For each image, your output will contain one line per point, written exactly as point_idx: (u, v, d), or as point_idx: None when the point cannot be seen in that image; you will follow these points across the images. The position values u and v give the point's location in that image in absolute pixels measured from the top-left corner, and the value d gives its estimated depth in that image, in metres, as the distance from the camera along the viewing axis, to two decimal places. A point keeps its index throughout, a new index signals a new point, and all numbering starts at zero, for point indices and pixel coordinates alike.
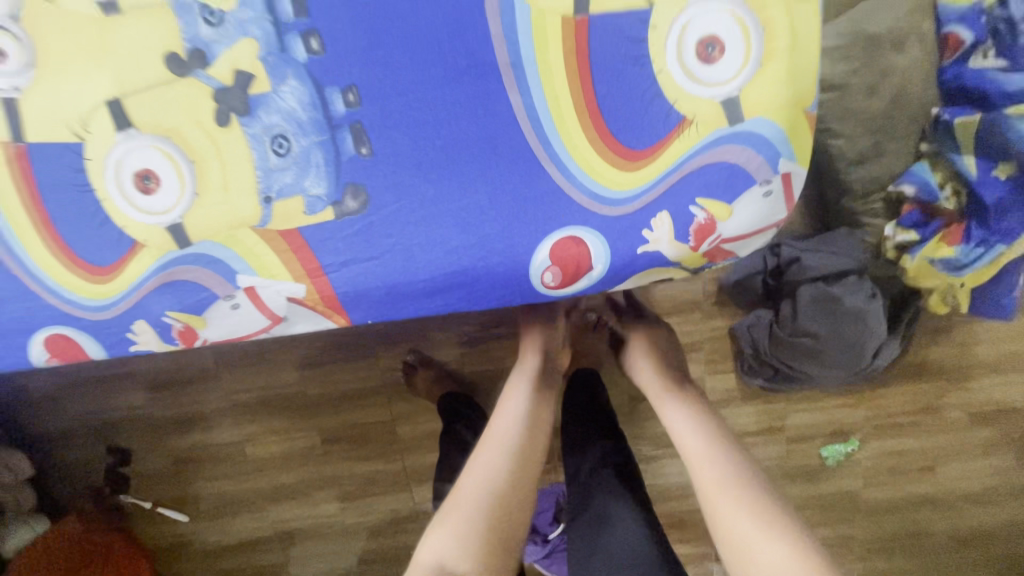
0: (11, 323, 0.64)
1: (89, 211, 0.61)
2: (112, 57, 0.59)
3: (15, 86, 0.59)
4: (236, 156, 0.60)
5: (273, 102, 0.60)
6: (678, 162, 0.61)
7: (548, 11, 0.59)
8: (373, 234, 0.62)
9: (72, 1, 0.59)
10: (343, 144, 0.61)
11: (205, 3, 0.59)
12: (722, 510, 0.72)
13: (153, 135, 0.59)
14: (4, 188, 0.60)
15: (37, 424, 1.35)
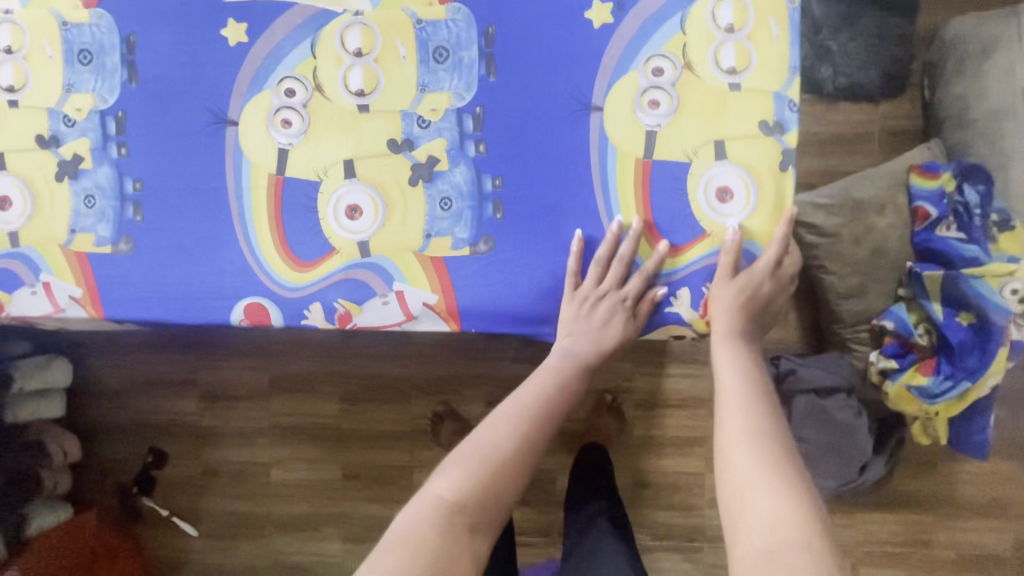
0: (212, 293, 0.71)
1: (310, 225, 0.71)
2: (356, 134, 0.72)
3: (289, 141, 0.71)
4: (414, 209, 0.72)
5: (447, 178, 0.72)
6: (701, 257, 0.73)
7: (628, 151, 0.72)
8: (494, 271, 0.72)
9: (336, 92, 0.71)
10: (486, 212, 0.72)
11: (422, 111, 0.72)
12: (745, 477, 0.66)
13: (371, 185, 0.71)
14: (257, 199, 0.71)
15: (94, 414, 1.48)
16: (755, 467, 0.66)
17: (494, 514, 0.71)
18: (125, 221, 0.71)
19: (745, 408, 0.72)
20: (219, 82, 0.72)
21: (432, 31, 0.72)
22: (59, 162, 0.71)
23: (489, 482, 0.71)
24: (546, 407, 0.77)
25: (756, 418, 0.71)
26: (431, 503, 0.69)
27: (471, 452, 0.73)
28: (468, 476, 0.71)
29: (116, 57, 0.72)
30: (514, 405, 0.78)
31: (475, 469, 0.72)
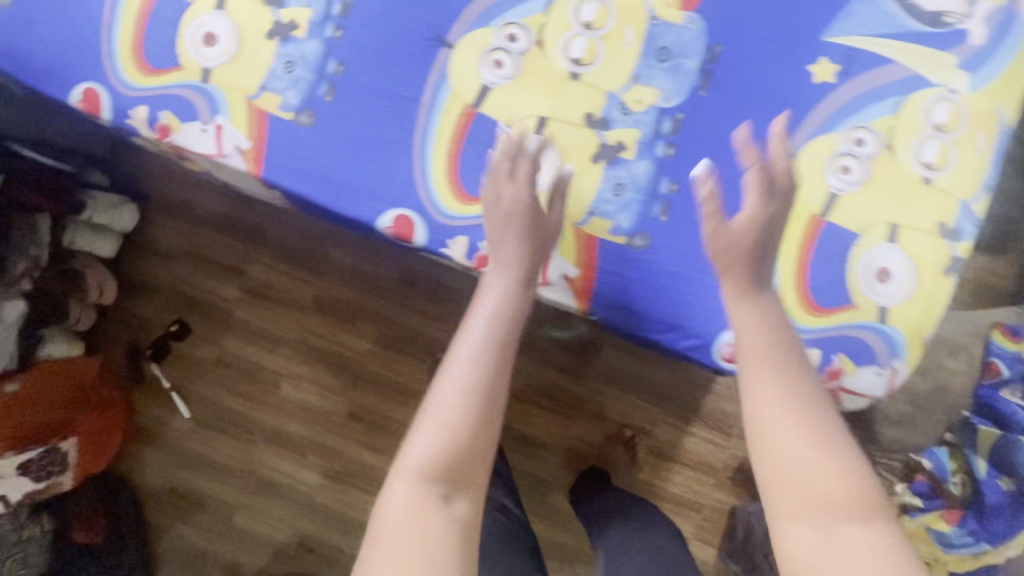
0: (374, 194, 0.72)
1: (484, 163, 0.73)
2: (561, 98, 0.74)
3: (495, 80, 0.73)
4: (589, 184, 0.75)
5: (628, 167, 0.75)
6: (840, 323, 0.74)
7: (804, 205, 0.76)
8: (637, 267, 0.74)
9: (558, 55, 0.75)
10: (653, 211, 0.75)
11: (627, 100, 0.75)
12: (795, 449, 0.58)
13: (557, 148, 0.74)
14: (448, 124, 0.73)
15: (134, 267, 1.47)
16: (809, 460, 0.57)
17: (472, 473, 0.60)
18: (314, 96, 0.72)
19: (780, 376, 0.61)
20: (451, 5, 0.73)
21: (661, 31, 0.76)
22: (274, 22, 0.71)
23: (458, 439, 0.60)
24: (492, 341, 0.64)
25: (800, 398, 0.60)
26: (405, 489, 0.58)
27: (430, 413, 0.61)
28: (437, 438, 0.60)
29: None
30: (459, 352, 0.64)
31: (442, 428, 0.60)
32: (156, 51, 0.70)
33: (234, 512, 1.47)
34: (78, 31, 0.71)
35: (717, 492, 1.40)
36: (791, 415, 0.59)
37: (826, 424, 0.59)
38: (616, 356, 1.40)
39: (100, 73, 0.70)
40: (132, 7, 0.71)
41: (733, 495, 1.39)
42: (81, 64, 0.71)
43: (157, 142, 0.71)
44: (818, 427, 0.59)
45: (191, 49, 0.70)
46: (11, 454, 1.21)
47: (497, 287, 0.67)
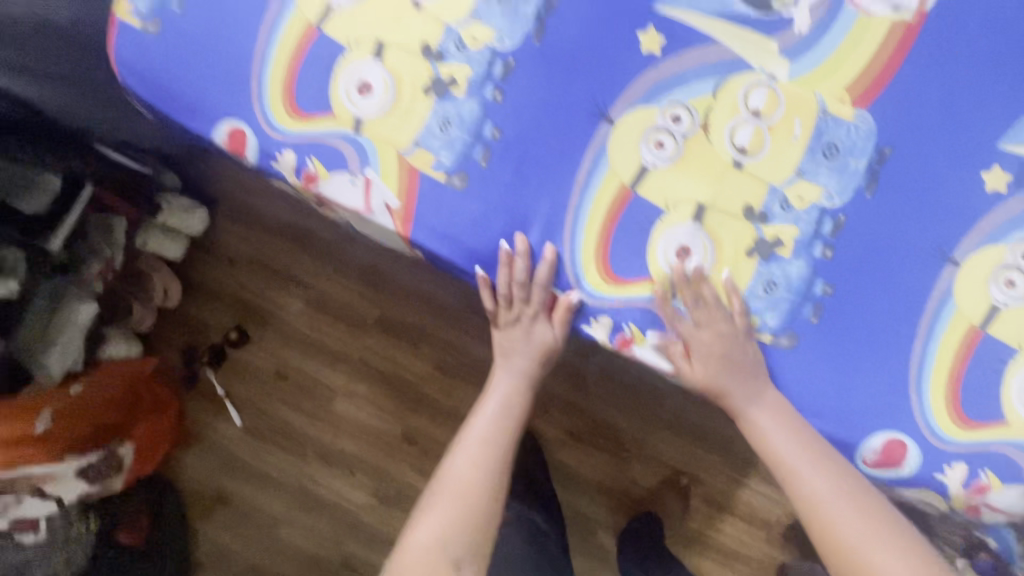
0: (513, 265, 0.66)
1: (633, 246, 0.65)
2: (721, 185, 0.65)
3: (654, 161, 0.65)
4: (739, 279, 0.65)
5: (784, 265, 0.65)
6: (992, 440, 0.63)
7: (964, 314, 0.64)
8: (783, 376, 0.65)
9: (724, 135, 0.65)
10: (803, 311, 0.65)
11: (792, 193, 0.65)
12: (857, 537, 0.62)
13: (710, 237, 0.65)
14: (599, 203, 0.65)
15: (197, 270, 1.45)
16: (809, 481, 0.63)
17: (479, 543, 0.74)
18: (469, 159, 0.66)
19: (819, 472, 0.62)
20: (616, 77, 0.66)
21: (832, 126, 0.65)
22: (433, 77, 0.66)
23: (469, 515, 0.74)
24: (499, 435, 0.79)
25: (834, 477, 0.63)
26: (421, 554, 0.72)
27: (446, 498, 0.74)
28: (456, 510, 0.74)
29: (533, 8, 0.66)
30: (472, 438, 0.79)
31: (458, 503, 0.74)
32: (309, 95, 0.66)
33: (280, 524, 1.47)
34: (226, 66, 0.67)
35: (768, 547, 1.39)
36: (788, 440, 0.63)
37: (815, 439, 0.64)
38: (677, 401, 1.41)
39: (247, 111, 0.67)
40: (286, 43, 0.67)
41: (783, 552, 1.39)
42: (227, 101, 0.67)
43: (301, 189, 0.68)
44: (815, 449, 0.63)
45: (345, 97, 0.66)
46: (72, 458, 1.19)
47: (501, 384, 0.82)
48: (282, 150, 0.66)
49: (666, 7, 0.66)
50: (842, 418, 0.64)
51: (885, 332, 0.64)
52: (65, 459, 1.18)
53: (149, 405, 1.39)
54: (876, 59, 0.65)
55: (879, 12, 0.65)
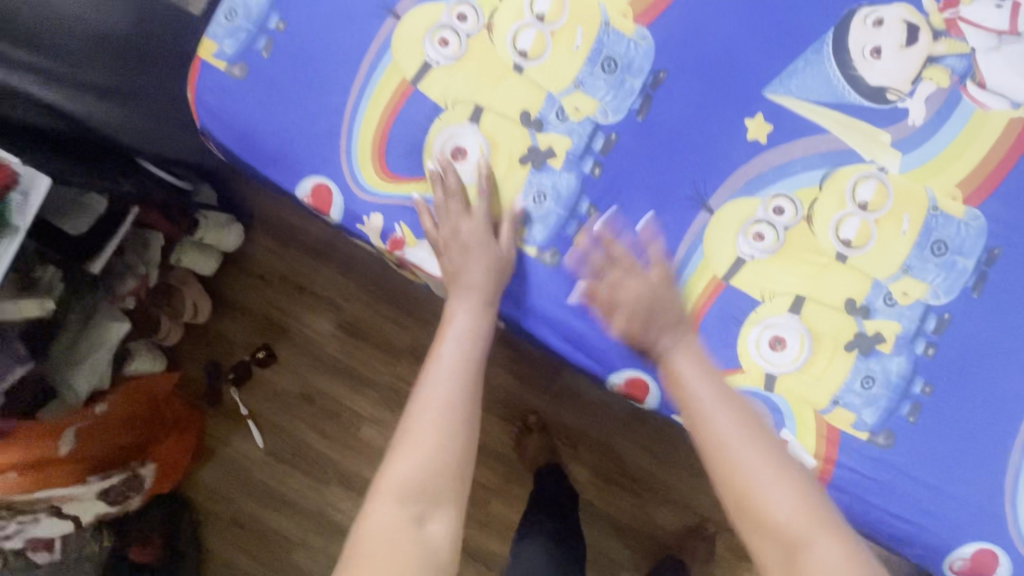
0: (600, 345, 0.63)
1: (726, 338, 0.62)
2: (823, 279, 0.62)
3: (753, 251, 0.63)
4: (835, 374, 0.62)
5: (882, 361, 0.62)
6: None
7: None
8: (874, 474, 0.61)
9: (829, 227, 0.63)
10: (900, 410, 0.62)
11: (895, 289, 0.62)
12: (766, 482, 0.51)
13: (807, 328, 0.62)
14: (694, 289, 0.63)
15: (226, 285, 1.42)
16: (757, 467, 0.52)
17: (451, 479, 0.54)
18: (562, 235, 0.64)
19: (724, 407, 0.54)
20: (719, 161, 0.64)
21: (941, 223, 0.63)
22: (531, 146, 0.63)
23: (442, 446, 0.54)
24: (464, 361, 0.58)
25: (751, 424, 0.54)
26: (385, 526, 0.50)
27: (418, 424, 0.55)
28: (421, 436, 0.54)
29: (639, 82, 0.64)
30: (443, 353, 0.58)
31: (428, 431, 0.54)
32: (400, 156, 0.64)
33: (296, 549, 1.43)
34: (314, 119, 0.64)
35: None
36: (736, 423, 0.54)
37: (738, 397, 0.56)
38: None
39: (332, 167, 0.64)
40: (378, 101, 0.64)
41: None
42: (313, 155, 0.64)
43: (385, 254, 0.65)
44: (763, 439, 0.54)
45: (437, 161, 0.63)
46: (94, 480, 1.16)
47: (465, 316, 0.60)
48: (369, 211, 0.63)
49: (777, 93, 0.64)
50: (936, 523, 0.60)
51: (984, 436, 0.61)
52: (87, 481, 1.15)
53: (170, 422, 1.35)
54: (990, 157, 0.63)
55: (997, 107, 0.63)
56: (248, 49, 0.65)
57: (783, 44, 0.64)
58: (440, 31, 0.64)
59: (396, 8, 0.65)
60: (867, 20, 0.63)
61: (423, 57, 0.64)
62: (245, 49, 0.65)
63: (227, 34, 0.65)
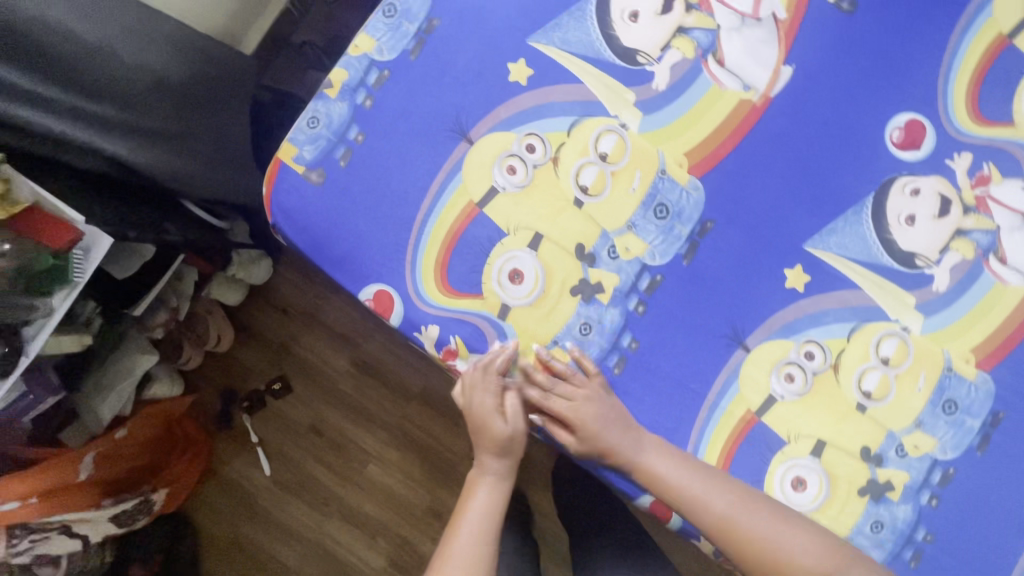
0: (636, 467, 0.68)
1: (753, 470, 0.67)
2: (842, 425, 0.67)
3: (781, 393, 0.68)
4: (848, 517, 0.67)
5: (891, 507, 0.67)
6: None
7: None
8: None
9: (853, 378, 0.68)
10: (903, 554, 0.67)
11: (907, 441, 0.68)
12: None
13: (826, 471, 0.67)
14: (722, 428, 0.68)
15: (248, 315, 1.44)
16: (773, 537, 0.62)
17: None
18: (605, 363, 0.68)
19: (826, 553, 0.62)
20: (757, 306, 0.68)
21: (954, 383, 0.68)
22: (582, 278, 0.69)
23: None
24: (480, 538, 0.66)
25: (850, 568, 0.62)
26: None
27: None
28: None
29: (687, 230, 0.69)
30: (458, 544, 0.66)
31: None
32: (462, 275, 0.69)
33: None
34: (383, 230, 0.68)
35: None
36: (732, 502, 0.63)
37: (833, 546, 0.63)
38: None
39: (397, 277, 0.69)
40: (445, 220, 0.69)
41: None
42: (379, 262, 0.68)
43: (437, 360, 0.70)
44: (772, 508, 0.64)
45: (496, 283, 0.69)
46: (107, 504, 1.18)
47: (485, 490, 0.70)
48: (428, 322, 0.68)
49: (817, 247, 0.68)
50: None
51: None
52: (101, 506, 1.17)
53: (179, 445, 1.38)
54: (1005, 326, 0.68)
55: (1014, 281, 0.68)
56: (326, 157, 0.69)
57: (825, 203, 0.68)
58: (509, 159, 0.69)
59: (470, 132, 0.69)
60: (904, 189, 0.68)
61: (491, 184, 0.69)
62: (323, 157, 0.69)
63: (308, 141, 0.69)
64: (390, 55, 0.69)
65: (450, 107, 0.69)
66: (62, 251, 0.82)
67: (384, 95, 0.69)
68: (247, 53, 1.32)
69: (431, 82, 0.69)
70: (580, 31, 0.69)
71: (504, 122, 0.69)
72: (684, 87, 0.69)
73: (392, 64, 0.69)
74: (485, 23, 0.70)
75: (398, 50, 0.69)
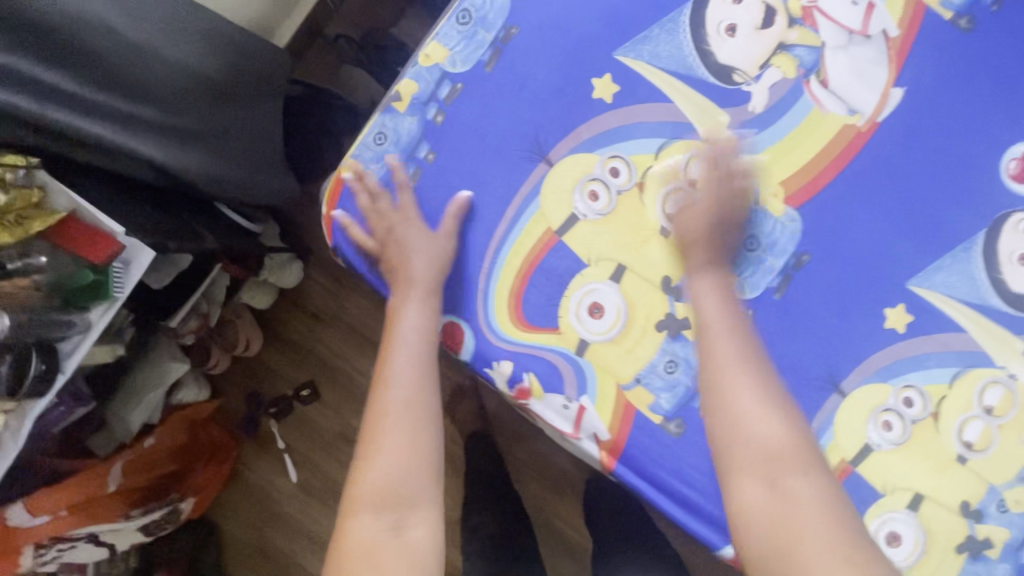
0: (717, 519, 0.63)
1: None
2: (941, 478, 0.63)
3: (877, 441, 0.64)
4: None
5: (989, 567, 0.62)
6: None
7: None
8: None
9: (955, 428, 0.63)
10: None
11: (1011, 497, 0.63)
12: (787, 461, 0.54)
13: (922, 527, 0.63)
14: None
15: (277, 319, 1.40)
16: (767, 430, 0.55)
17: (421, 480, 0.55)
18: (688, 405, 0.64)
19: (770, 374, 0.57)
20: (855, 348, 0.63)
21: None
22: (667, 313, 0.64)
23: (409, 449, 0.56)
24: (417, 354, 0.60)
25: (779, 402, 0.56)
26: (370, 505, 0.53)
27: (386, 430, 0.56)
28: (393, 441, 0.56)
29: (780, 262, 0.63)
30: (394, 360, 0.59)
31: (398, 442, 0.56)
32: (540, 307, 0.64)
33: None
34: (450, 257, 0.64)
35: None
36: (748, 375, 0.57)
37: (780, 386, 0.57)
38: None
39: (468, 307, 0.65)
40: (522, 248, 0.64)
41: None
42: (453, 291, 0.65)
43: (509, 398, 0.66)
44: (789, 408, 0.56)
45: (575, 317, 0.64)
46: (135, 514, 1.15)
47: (414, 307, 0.61)
48: (498, 356, 0.64)
49: (922, 285, 0.63)
50: None
51: None
52: (129, 516, 1.14)
53: (209, 449, 1.34)
54: None
55: None
56: (394, 175, 0.65)
57: (930, 238, 0.63)
58: (591, 183, 0.64)
59: (550, 153, 0.64)
60: (1016, 228, 0.62)
61: (572, 210, 0.64)
62: (393, 167, 0.64)
63: (374, 158, 0.65)
64: (464, 66, 0.64)
65: (528, 126, 0.64)
66: (101, 266, 0.76)
67: (456, 110, 0.64)
68: (280, 47, 1.24)
69: (508, 98, 0.64)
70: (671, 46, 0.64)
71: (586, 142, 0.64)
72: (783, 110, 0.64)
73: (466, 77, 0.64)
74: (565, 34, 0.64)
75: (473, 61, 0.64)
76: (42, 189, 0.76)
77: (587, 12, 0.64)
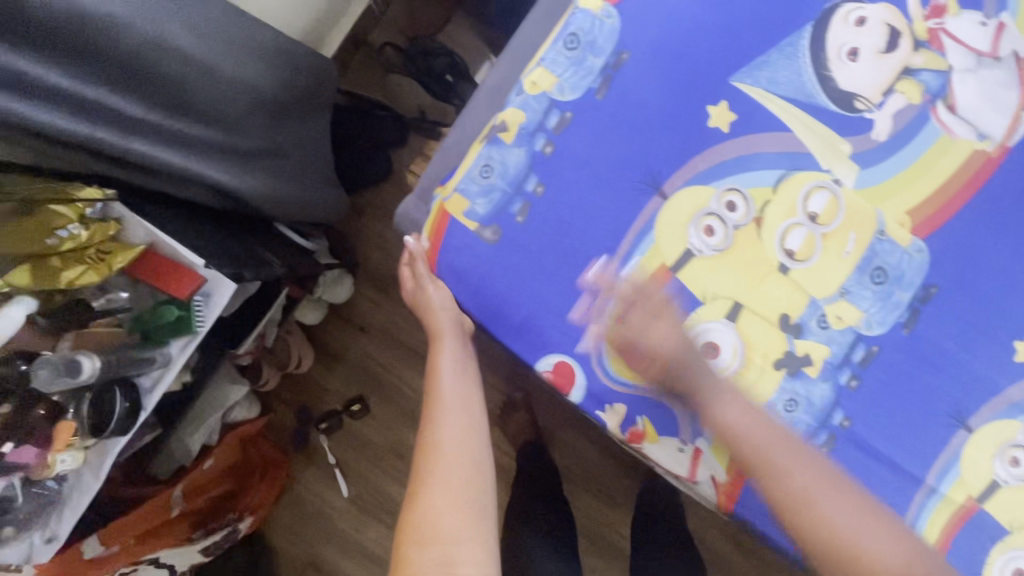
0: None
1: (971, 564, 0.61)
2: None
3: (1005, 478, 0.61)
4: None
5: None
6: None
7: None
8: None
9: None
10: None
11: None
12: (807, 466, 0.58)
13: None
14: (936, 518, 0.61)
15: (327, 334, 1.38)
16: (870, 544, 0.55)
17: (471, 516, 0.57)
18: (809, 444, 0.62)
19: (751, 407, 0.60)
20: (980, 383, 0.61)
21: None
22: (786, 351, 0.62)
23: (457, 484, 0.58)
24: (459, 399, 0.65)
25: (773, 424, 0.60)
26: (426, 545, 0.54)
27: (434, 468, 0.60)
28: (442, 480, 0.59)
29: (908, 296, 0.62)
30: (437, 404, 0.65)
31: (446, 479, 0.59)
32: None
33: None
34: (566, 295, 0.62)
35: None
36: (811, 476, 0.58)
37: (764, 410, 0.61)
38: None
39: (578, 347, 0.62)
40: (632, 287, 0.61)
41: None
42: (560, 331, 0.62)
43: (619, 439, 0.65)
44: (851, 486, 0.58)
45: None
46: (197, 537, 1.14)
47: (451, 358, 0.67)
48: (613, 399, 0.62)
49: None
50: None
51: None
52: (193, 539, 1.13)
53: (262, 463, 1.31)
54: None
55: None
56: (500, 211, 0.63)
57: None
58: (707, 218, 0.62)
59: (664, 186, 0.62)
60: None
61: (686, 245, 0.62)
62: (495, 215, 0.63)
63: (480, 193, 0.64)
64: (573, 94, 0.63)
65: (641, 157, 0.62)
66: (183, 301, 0.74)
67: (565, 141, 0.63)
68: (327, 54, 1.19)
69: (621, 127, 0.62)
70: (790, 70, 0.61)
71: (702, 173, 0.62)
72: (907, 139, 0.61)
73: (575, 105, 0.63)
74: (680, 57, 0.62)
75: (582, 88, 0.63)
76: (119, 221, 0.73)
77: (699, 37, 0.62)
